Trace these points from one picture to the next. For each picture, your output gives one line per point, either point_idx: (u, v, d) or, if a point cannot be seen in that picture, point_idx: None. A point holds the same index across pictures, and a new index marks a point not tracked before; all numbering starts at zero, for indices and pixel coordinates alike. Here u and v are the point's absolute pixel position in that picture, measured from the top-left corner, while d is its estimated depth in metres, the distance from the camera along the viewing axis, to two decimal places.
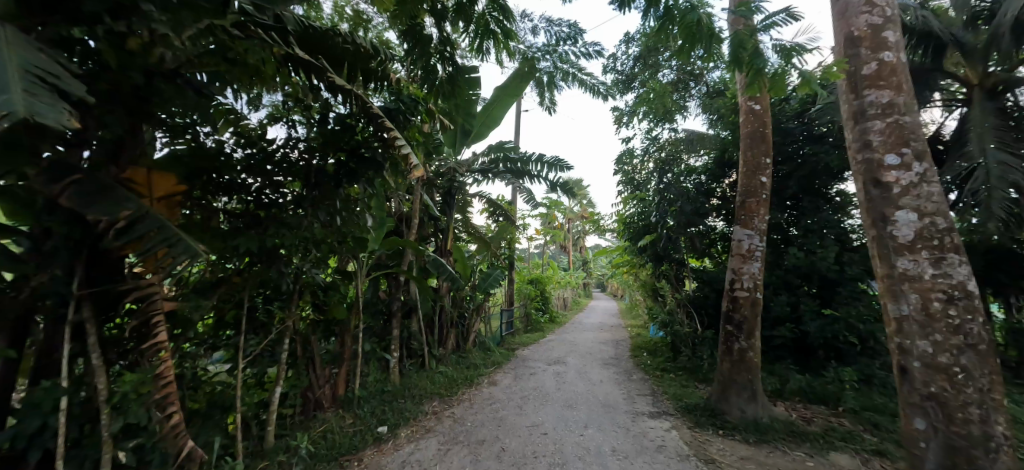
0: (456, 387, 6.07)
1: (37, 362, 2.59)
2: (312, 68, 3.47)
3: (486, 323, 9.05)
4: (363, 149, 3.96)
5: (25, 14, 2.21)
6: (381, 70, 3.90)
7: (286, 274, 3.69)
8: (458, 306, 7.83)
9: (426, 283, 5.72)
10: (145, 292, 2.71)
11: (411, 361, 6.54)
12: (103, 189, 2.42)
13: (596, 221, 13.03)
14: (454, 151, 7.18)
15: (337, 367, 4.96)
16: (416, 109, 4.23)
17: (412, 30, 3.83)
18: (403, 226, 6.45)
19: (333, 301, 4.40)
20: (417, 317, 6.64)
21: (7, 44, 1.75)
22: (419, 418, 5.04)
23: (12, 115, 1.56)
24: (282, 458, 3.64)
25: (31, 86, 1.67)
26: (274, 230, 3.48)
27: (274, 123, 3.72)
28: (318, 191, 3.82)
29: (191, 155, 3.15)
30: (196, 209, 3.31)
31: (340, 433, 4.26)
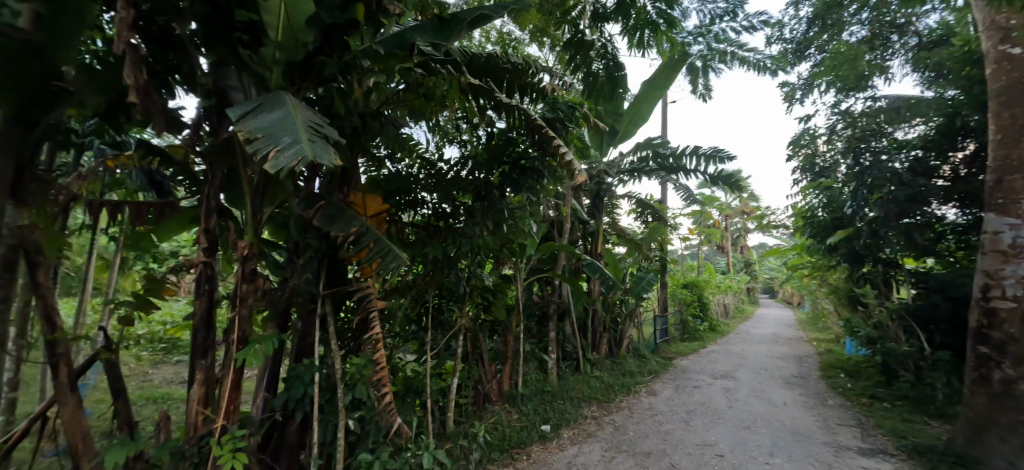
0: (613, 393, 5.98)
1: (297, 345, 3.35)
2: (481, 89, 3.78)
3: (638, 329, 8.65)
4: (522, 160, 4.23)
5: (290, 82, 2.92)
6: (540, 83, 4.09)
7: (462, 277, 4.11)
8: (610, 310, 7.65)
9: (580, 286, 5.76)
10: (364, 293, 3.29)
11: (567, 363, 6.60)
12: (339, 210, 3.07)
13: (760, 217, 11.48)
14: (601, 154, 7.09)
15: (502, 364, 5.27)
16: (574, 115, 4.31)
17: (573, 40, 4.00)
18: (555, 231, 6.57)
19: (497, 303, 4.75)
20: (570, 320, 6.70)
21: (293, 109, 2.35)
22: (581, 421, 5.09)
23: (303, 159, 2.05)
24: (463, 443, 4.05)
25: (312, 138, 2.20)
26: (453, 240, 3.89)
27: (447, 144, 4.22)
28: (487, 202, 4.15)
29: (390, 180, 3.84)
30: (394, 224, 3.95)
31: (510, 426, 4.51)
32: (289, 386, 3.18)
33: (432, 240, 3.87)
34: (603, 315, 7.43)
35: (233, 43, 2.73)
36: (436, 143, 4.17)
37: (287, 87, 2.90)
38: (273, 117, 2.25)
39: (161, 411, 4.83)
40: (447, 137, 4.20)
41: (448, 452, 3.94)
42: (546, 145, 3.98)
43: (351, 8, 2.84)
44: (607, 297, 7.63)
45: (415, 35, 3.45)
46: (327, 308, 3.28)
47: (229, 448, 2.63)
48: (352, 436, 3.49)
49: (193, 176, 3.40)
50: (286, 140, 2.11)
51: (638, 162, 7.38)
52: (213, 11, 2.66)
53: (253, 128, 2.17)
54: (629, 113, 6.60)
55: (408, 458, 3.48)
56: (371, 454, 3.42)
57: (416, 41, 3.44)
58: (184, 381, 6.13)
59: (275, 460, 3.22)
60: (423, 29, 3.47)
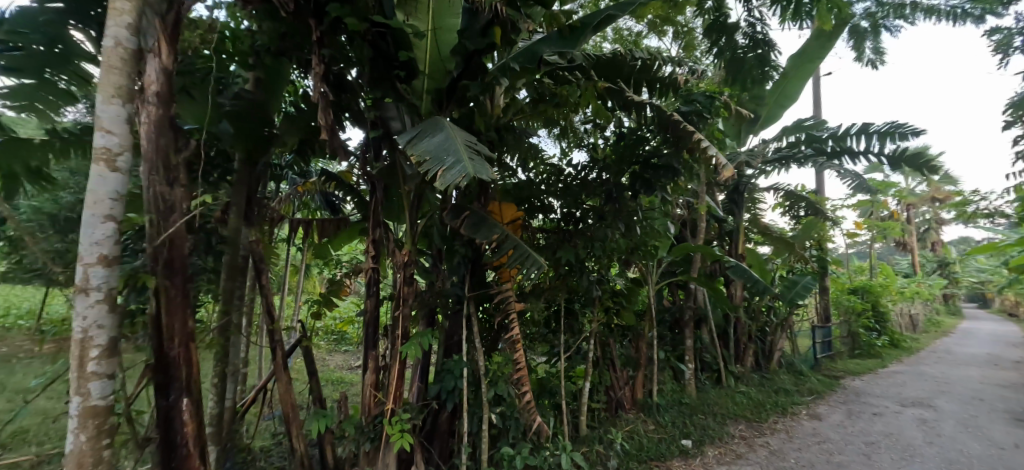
0: (765, 412, 5.19)
1: (445, 342, 3.69)
2: (611, 91, 3.84)
3: (792, 341, 7.58)
4: (655, 158, 4.13)
5: (437, 108, 3.28)
6: (669, 76, 3.83)
7: (593, 281, 4.16)
8: (757, 318, 6.85)
9: (719, 290, 5.28)
10: (504, 295, 3.51)
11: (706, 375, 6.07)
12: (481, 219, 3.32)
13: (961, 205, 9.19)
14: (738, 144, 6.43)
15: (634, 371, 5.09)
16: (713, 106, 4.01)
17: (717, 22, 4.32)
18: (687, 231, 6.14)
19: (627, 308, 4.60)
20: (709, 326, 6.20)
21: (454, 133, 2.64)
22: (727, 440, 4.57)
23: (469, 176, 2.30)
24: (599, 449, 4.00)
25: (473, 157, 2.45)
26: (584, 244, 3.91)
27: (575, 148, 4.32)
28: (619, 205, 4.09)
29: (521, 187, 3.96)
30: (528, 229, 4.05)
31: (647, 437, 4.31)
32: (441, 378, 3.53)
33: (563, 244, 3.91)
34: (748, 323, 6.69)
35: (392, 80, 3.13)
36: (565, 147, 4.29)
37: (435, 110, 3.26)
38: (436, 141, 2.56)
39: (336, 393, 5.71)
40: (575, 141, 4.29)
41: (584, 455, 3.94)
42: (682, 141, 3.77)
43: (488, 32, 3.09)
44: (751, 304, 6.85)
45: (541, 46, 3.31)
46: (471, 309, 3.56)
47: (398, 428, 3.03)
48: (494, 429, 3.71)
49: (359, 195, 4.03)
50: (449, 160, 2.38)
51: (786, 148, 6.54)
52: (377, 54, 3.08)
53: (422, 151, 2.50)
54: (773, 95, 5.88)
55: (546, 457, 3.57)
56: (512, 448, 3.61)
57: (544, 53, 3.29)
58: (349, 368, 7.17)
59: (430, 443, 3.58)
60: (548, 39, 3.34)
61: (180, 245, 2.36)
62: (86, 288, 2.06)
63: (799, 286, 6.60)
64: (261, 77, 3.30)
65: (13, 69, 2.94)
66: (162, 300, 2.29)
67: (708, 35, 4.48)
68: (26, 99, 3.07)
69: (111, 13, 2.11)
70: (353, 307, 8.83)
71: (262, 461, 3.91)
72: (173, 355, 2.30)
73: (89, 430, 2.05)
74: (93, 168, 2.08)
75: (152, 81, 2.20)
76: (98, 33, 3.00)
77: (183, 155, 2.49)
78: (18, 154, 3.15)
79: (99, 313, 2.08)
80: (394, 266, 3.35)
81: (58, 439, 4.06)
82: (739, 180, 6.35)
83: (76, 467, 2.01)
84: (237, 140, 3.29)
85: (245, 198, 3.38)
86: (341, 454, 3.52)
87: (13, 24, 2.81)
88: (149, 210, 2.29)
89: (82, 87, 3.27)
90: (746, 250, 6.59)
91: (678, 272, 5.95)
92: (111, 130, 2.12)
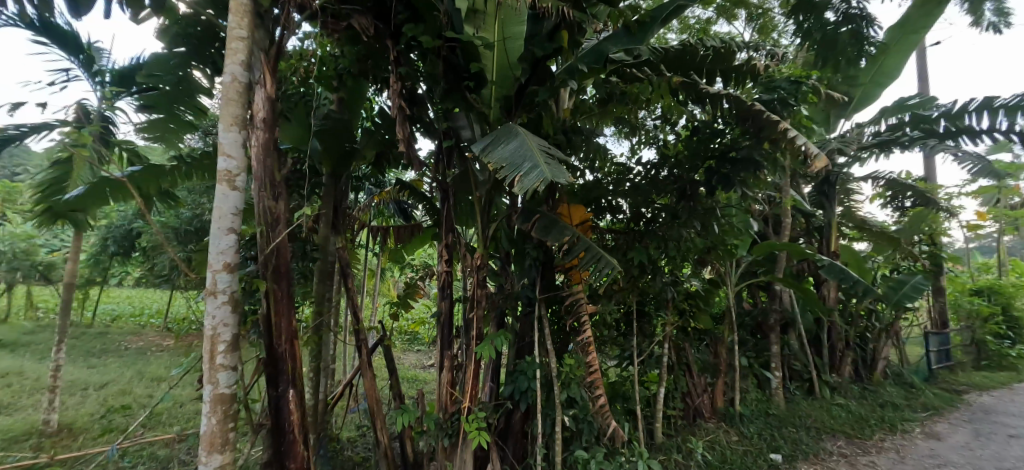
0: (869, 428, 4.62)
1: (517, 343, 3.75)
2: (684, 84, 3.64)
3: (899, 349, 6.78)
4: (733, 151, 3.92)
5: (507, 115, 3.37)
6: (747, 64, 3.70)
7: (666, 282, 4.02)
8: (855, 322, 6.22)
9: (809, 291, 4.86)
10: (576, 298, 3.52)
11: (796, 384, 5.61)
12: (552, 221, 3.35)
13: None
14: (828, 131, 5.90)
15: (713, 378, 4.84)
16: (800, 92, 3.64)
17: (803, 3, 4.09)
18: (770, 227, 5.73)
19: (704, 310, 4.39)
20: (797, 331, 5.73)
21: (528, 139, 2.71)
22: (824, 456, 4.12)
23: (545, 180, 2.33)
24: (677, 458, 3.84)
25: (549, 162, 2.49)
26: (657, 244, 3.81)
27: (645, 146, 4.18)
28: (693, 203, 3.93)
29: (588, 188, 3.92)
30: (597, 230, 4.01)
31: (731, 448, 4.07)
32: (514, 378, 3.59)
33: (634, 246, 3.86)
34: (844, 328, 6.08)
35: (462, 91, 3.23)
36: (634, 145, 4.18)
37: (504, 117, 3.36)
38: (510, 148, 2.65)
39: (413, 391, 6.00)
40: (645, 139, 4.16)
41: (662, 463, 3.80)
42: (764, 131, 3.58)
43: (556, 36, 3.14)
44: (847, 307, 6.23)
45: (608, 45, 3.20)
46: (542, 311, 3.58)
47: (475, 426, 3.13)
48: (568, 432, 3.71)
49: (430, 202, 4.24)
50: (526, 165, 2.44)
51: (886, 132, 5.82)
52: (448, 67, 3.22)
53: (499, 159, 2.60)
54: (868, 74, 5.34)
55: (622, 462, 3.50)
56: (586, 451, 3.59)
57: (611, 51, 3.19)
58: (425, 368, 7.50)
59: (505, 442, 3.66)
60: (615, 37, 3.22)
61: (285, 252, 2.65)
62: (214, 291, 2.38)
63: (907, 287, 5.89)
64: (343, 97, 3.65)
65: (150, 107, 3.57)
66: (272, 301, 2.60)
67: (795, 16, 4.25)
68: (160, 130, 3.77)
69: (228, 52, 2.42)
70: (427, 310, 9.22)
71: (350, 451, 4.20)
72: (281, 350, 2.59)
73: (217, 415, 2.35)
74: (218, 188, 2.41)
75: (260, 109, 2.50)
76: (213, 70, 3.41)
77: (284, 172, 2.81)
78: (154, 178, 3.69)
79: (225, 312, 2.39)
80: (465, 270, 3.45)
81: (185, 423, 4.66)
82: (831, 171, 5.71)
83: (208, 447, 2.33)
84: (324, 156, 3.62)
85: (332, 209, 3.69)
86: (420, 449, 3.69)
87: (150, 70, 3.31)
88: (261, 222, 2.61)
89: (199, 116, 3.78)
90: (840, 248, 6.00)
91: (760, 272, 5.57)
92: (231, 155, 2.44)
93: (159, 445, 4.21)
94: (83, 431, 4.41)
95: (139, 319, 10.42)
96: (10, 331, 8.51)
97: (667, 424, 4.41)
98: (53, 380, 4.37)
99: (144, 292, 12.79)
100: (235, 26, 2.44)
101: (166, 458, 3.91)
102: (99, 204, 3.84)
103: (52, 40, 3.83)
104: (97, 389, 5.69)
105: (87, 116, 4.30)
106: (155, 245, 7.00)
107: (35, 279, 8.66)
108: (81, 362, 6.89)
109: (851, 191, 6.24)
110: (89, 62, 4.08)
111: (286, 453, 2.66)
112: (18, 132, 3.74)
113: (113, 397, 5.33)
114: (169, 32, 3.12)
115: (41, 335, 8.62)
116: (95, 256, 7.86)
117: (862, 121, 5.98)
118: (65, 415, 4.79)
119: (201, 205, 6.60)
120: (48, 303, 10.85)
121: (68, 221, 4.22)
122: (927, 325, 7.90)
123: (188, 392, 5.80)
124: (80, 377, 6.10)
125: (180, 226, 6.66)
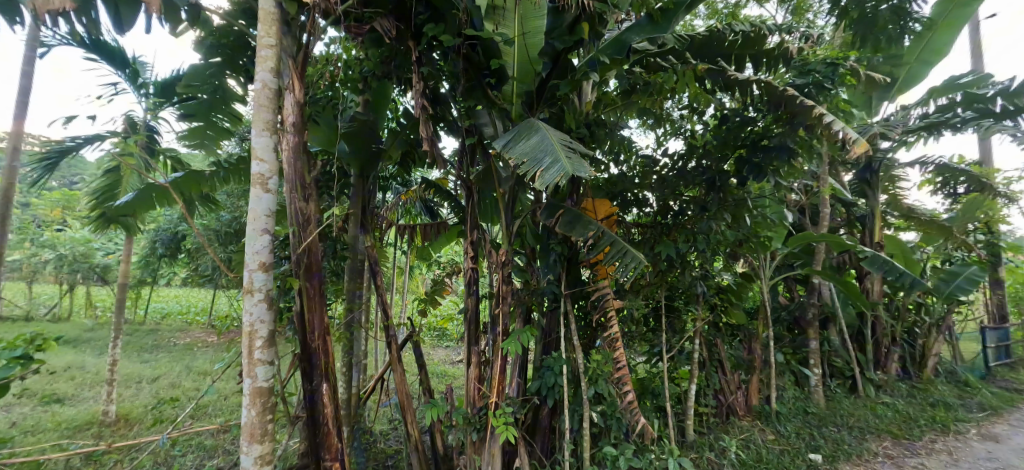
0: (917, 429, 4.36)
1: (544, 339, 3.74)
2: (711, 71, 3.59)
3: (953, 345, 6.37)
4: (765, 139, 3.76)
5: (529, 111, 3.38)
6: (778, 47, 3.54)
7: (696, 276, 3.87)
8: (902, 317, 5.90)
9: (850, 283, 4.64)
10: (601, 293, 3.48)
11: (837, 382, 5.35)
12: (576, 216, 3.31)
13: None
14: (869, 115, 5.61)
15: (747, 375, 4.69)
16: (837, 73, 3.47)
17: None
18: (808, 218, 5.48)
19: (735, 305, 4.28)
20: (838, 326, 5.49)
21: (550, 133, 2.71)
22: (869, 457, 3.91)
23: (566, 174, 2.32)
24: (710, 457, 3.74)
25: (571, 155, 2.49)
26: (684, 238, 3.73)
27: (671, 137, 4.04)
28: (723, 194, 3.82)
29: (613, 182, 3.93)
30: (622, 225, 3.96)
31: (766, 447, 3.92)
32: (541, 374, 3.57)
33: (660, 239, 3.79)
34: (890, 324, 5.77)
35: (484, 87, 3.25)
36: (659, 137, 4.04)
37: (526, 112, 3.35)
38: (531, 143, 2.64)
39: (443, 387, 6.11)
40: (671, 130, 4.01)
41: (693, 461, 3.71)
42: (798, 118, 3.48)
43: (576, 29, 3.11)
44: (892, 300, 5.91)
45: (631, 35, 3.18)
46: (568, 306, 3.57)
47: (502, 421, 3.14)
48: (596, 428, 3.67)
49: (455, 199, 4.30)
50: (546, 160, 2.43)
51: (934, 113, 5.47)
52: (469, 66, 3.24)
53: (521, 154, 2.59)
54: (913, 52, 5.04)
55: (652, 460, 3.45)
56: (615, 448, 3.55)
57: (633, 41, 3.17)
58: (453, 363, 7.63)
59: (533, 437, 3.64)
60: (638, 26, 3.20)
61: (316, 251, 2.73)
62: (251, 289, 2.49)
63: (960, 279, 5.53)
64: (369, 99, 3.75)
65: (190, 116, 3.74)
66: (305, 298, 2.69)
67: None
68: (200, 137, 3.93)
69: (257, 60, 2.53)
70: (454, 306, 9.33)
71: (383, 444, 4.33)
72: (314, 346, 2.69)
73: (256, 407, 2.47)
74: (252, 191, 2.52)
75: (289, 113, 2.57)
76: (246, 79, 3.54)
77: (313, 173, 2.89)
78: (195, 183, 3.90)
79: (261, 310, 2.50)
80: (492, 266, 3.47)
81: (228, 415, 4.90)
82: (873, 156, 5.41)
83: (249, 437, 2.45)
84: (352, 157, 3.73)
85: (361, 209, 3.79)
86: (450, 443, 3.73)
87: (188, 80, 3.46)
88: (292, 223, 2.69)
89: (235, 123, 3.96)
90: (885, 238, 5.70)
91: (796, 265, 5.34)
92: (263, 159, 2.54)
93: (205, 435, 4.44)
94: (137, 421, 4.72)
95: (186, 317, 10.99)
96: (73, 329, 9.15)
97: (698, 421, 4.30)
98: (111, 373, 4.67)
99: (191, 291, 13.50)
100: (264, 34, 2.54)
101: (211, 447, 4.17)
102: (147, 208, 4.07)
103: (101, 57, 4.07)
104: (150, 382, 6.06)
105: (134, 127, 4.56)
106: (199, 246, 7.37)
107: (93, 279, 9.28)
108: (135, 357, 7.34)
109: (896, 177, 5.82)
110: (134, 75, 4.33)
111: (321, 444, 2.75)
112: (75, 143, 3.95)
113: (164, 390, 5.67)
114: (205, 44, 3.25)
115: (99, 332, 9.23)
116: (145, 258, 8.32)
117: (909, 103, 5.63)
118: (122, 406, 5.14)
119: (240, 208, 6.89)
120: (105, 302, 11.60)
121: (120, 225, 4.49)
122: (984, 319, 7.39)
123: (232, 386, 6.10)
124: (134, 371, 6.50)
125: (222, 228, 6.99)
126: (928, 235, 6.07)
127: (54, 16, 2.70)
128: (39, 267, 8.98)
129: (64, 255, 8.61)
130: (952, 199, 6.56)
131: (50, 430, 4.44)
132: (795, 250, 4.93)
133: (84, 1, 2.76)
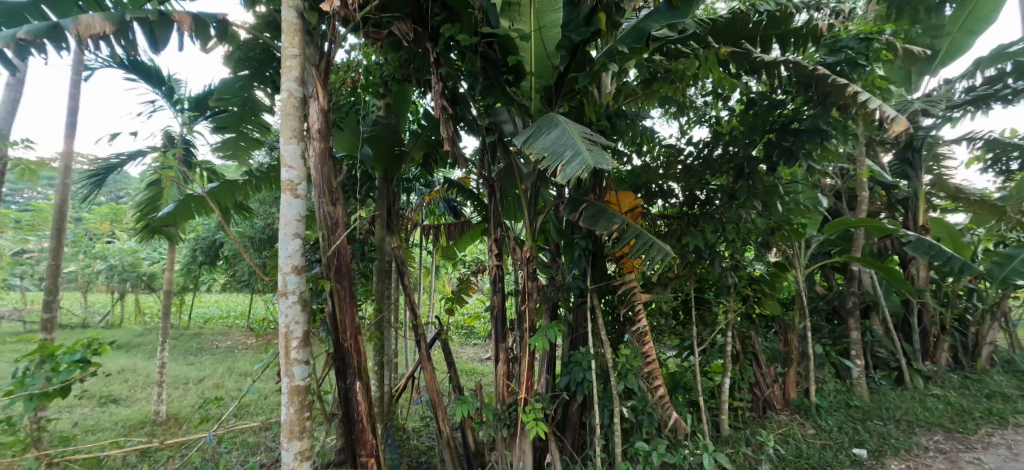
0: (972, 422, 4.12)
1: (571, 335, 3.70)
2: (737, 55, 3.46)
3: (1010, 332, 5.99)
4: (795, 122, 3.61)
5: (549, 106, 3.36)
6: (807, 25, 3.45)
7: (726, 267, 3.77)
8: (951, 304, 5.59)
9: (893, 270, 4.41)
10: (627, 287, 3.42)
11: (882, 373, 5.11)
12: (599, 209, 3.26)
13: None
14: (910, 92, 5.34)
15: (784, 368, 4.57)
16: (871, 48, 3.28)
17: None
18: (844, 203, 5.24)
19: (766, 296, 4.14)
20: (880, 315, 5.26)
21: (567, 125, 2.71)
22: (918, 452, 3.72)
23: (589, 167, 2.29)
24: (747, 452, 3.64)
25: (591, 146, 2.48)
26: (712, 228, 3.65)
27: (695, 125, 3.92)
28: (751, 181, 3.71)
29: (636, 173, 3.82)
30: (648, 217, 3.88)
31: (806, 442, 3.79)
32: (569, 370, 3.54)
33: (688, 231, 3.71)
34: (938, 311, 5.46)
35: (502, 84, 3.25)
36: (683, 125, 3.93)
37: (545, 107, 3.34)
38: (552, 137, 2.62)
39: (472, 384, 6.18)
40: (695, 118, 3.90)
41: (729, 457, 3.64)
42: (830, 98, 3.35)
43: (592, 19, 3.06)
44: (940, 287, 5.62)
45: (650, 22, 3.15)
46: (594, 301, 3.52)
47: (532, 416, 3.13)
48: (627, 424, 3.64)
49: (478, 198, 4.31)
50: (568, 154, 2.41)
51: (982, 86, 5.13)
52: (486, 64, 3.23)
53: (541, 149, 2.58)
54: (957, 21, 4.73)
55: (685, 455, 3.40)
56: (647, 443, 3.52)
57: (652, 28, 3.13)
58: (482, 361, 7.68)
59: (564, 432, 3.63)
60: (656, 13, 3.20)
61: (346, 252, 2.78)
62: (286, 292, 2.57)
63: (1015, 261, 5.14)
64: (390, 102, 3.80)
65: (222, 127, 3.90)
66: (337, 298, 2.76)
67: None
68: (232, 148, 4.10)
69: (283, 70, 2.60)
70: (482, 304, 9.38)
71: (416, 441, 4.41)
72: (347, 345, 2.76)
73: (295, 404, 2.55)
74: (283, 197, 2.61)
75: (314, 120, 2.62)
76: (273, 89, 3.66)
77: (340, 178, 2.96)
78: (229, 192, 4.05)
79: (296, 311, 2.57)
80: (517, 263, 3.45)
81: (269, 413, 5.11)
82: (915, 134, 5.13)
83: (288, 432, 2.54)
84: (377, 161, 3.82)
85: (386, 210, 3.84)
86: (481, 439, 3.75)
87: (219, 94, 3.60)
88: (322, 227, 2.77)
89: (264, 133, 4.09)
90: (931, 222, 5.38)
91: (834, 253, 5.18)
92: (292, 166, 2.62)
93: (248, 433, 4.65)
94: (186, 420, 4.98)
95: (227, 320, 11.49)
96: (125, 335, 9.71)
97: (733, 415, 4.19)
98: (160, 375, 4.91)
99: (231, 297, 14.11)
100: (288, 45, 2.60)
101: (254, 444, 4.38)
102: (186, 218, 4.26)
103: (139, 76, 4.27)
104: (195, 383, 6.38)
105: (171, 141, 4.76)
106: (237, 253, 7.70)
107: (141, 287, 9.81)
108: (182, 360, 7.74)
109: (941, 155, 5.47)
110: (170, 92, 4.53)
111: (357, 440, 2.83)
112: (120, 160, 4.23)
113: (209, 390, 5.95)
114: (234, 58, 3.36)
115: (149, 336, 9.79)
116: (188, 265, 8.76)
117: (953, 77, 5.31)
118: (172, 405, 5.44)
119: (273, 215, 7.14)
120: (152, 309, 12.27)
121: (163, 235, 4.71)
122: None
123: (271, 385, 6.35)
124: (181, 373, 6.86)
125: (256, 235, 7.27)
126: (980, 216, 5.72)
127: (97, 41, 2.82)
128: (92, 277, 9.55)
129: (114, 265, 9.13)
130: (1006, 177, 6.16)
131: (107, 429, 4.71)
132: (831, 237, 4.73)
133: (121, 22, 2.82)
